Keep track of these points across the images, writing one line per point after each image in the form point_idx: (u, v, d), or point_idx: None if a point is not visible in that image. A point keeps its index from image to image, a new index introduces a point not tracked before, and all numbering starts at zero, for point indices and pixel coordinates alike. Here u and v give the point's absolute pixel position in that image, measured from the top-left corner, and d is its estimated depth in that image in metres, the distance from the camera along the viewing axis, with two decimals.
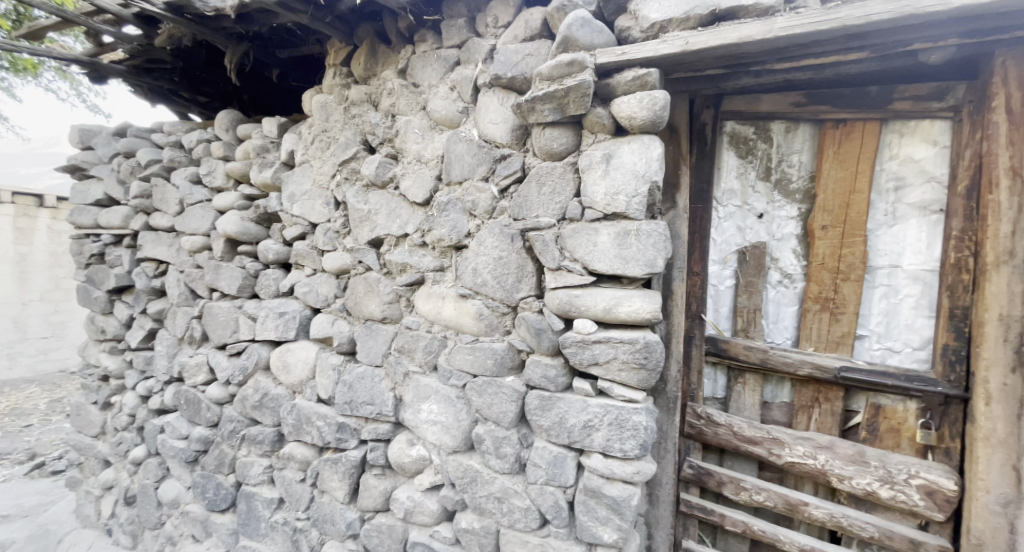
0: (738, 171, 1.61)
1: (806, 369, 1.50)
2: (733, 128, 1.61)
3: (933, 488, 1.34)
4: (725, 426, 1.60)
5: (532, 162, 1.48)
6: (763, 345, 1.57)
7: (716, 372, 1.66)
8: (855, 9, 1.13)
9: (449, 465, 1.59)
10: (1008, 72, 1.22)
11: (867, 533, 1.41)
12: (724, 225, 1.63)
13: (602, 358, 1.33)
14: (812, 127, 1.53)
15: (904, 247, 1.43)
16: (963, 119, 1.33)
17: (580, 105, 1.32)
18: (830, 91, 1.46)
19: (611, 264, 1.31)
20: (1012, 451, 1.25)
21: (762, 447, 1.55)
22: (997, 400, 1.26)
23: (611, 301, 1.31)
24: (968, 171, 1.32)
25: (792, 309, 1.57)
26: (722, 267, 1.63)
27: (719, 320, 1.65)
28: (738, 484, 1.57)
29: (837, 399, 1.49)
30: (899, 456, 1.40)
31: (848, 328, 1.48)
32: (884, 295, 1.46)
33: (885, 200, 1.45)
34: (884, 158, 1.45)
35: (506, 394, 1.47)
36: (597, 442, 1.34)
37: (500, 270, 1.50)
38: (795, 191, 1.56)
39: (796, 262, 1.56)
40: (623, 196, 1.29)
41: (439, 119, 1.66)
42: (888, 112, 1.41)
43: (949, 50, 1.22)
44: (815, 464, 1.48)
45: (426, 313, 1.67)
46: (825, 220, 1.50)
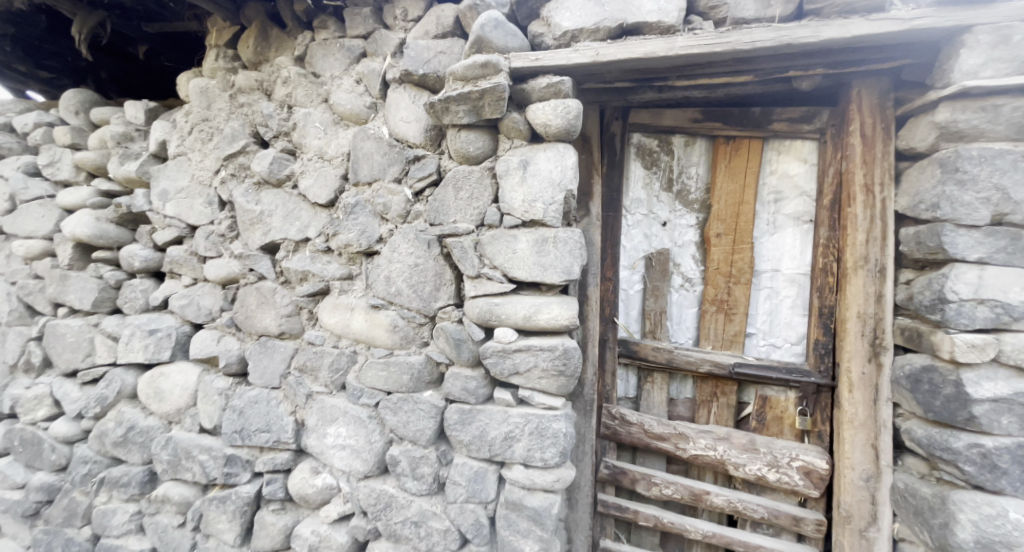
0: (644, 182, 1.69)
1: (705, 366, 1.61)
2: (639, 139, 1.69)
3: (811, 468, 1.50)
4: (636, 425, 1.66)
5: (448, 164, 1.41)
6: (668, 345, 1.66)
7: (628, 372, 1.72)
8: (744, 35, 1.23)
9: (360, 492, 1.47)
10: (861, 101, 1.41)
11: (759, 514, 1.55)
12: (632, 232, 1.70)
13: (523, 367, 1.30)
14: (707, 142, 1.65)
15: (783, 253, 1.60)
16: (827, 140, 1.51)
17: (496, 108, 1.28)
18: (721, 110, 1.59)
19: (530, 271, 1.29)
20: (870, 431, 1.41)
21: (669, 443, 1.63)
22: (858, 388, 1.42)
23: (531, 308, 1.29)
24: (832, 187, 1.50)
25: (692, 311, 1.68)
26: (632, 272, 1.71)
27: (630, 322, 1.72)
28: (650, 480, 1.65)
29: (732, 392, 1.62)
30: (783, 441, 1.56)
31: (740, 327, 1.62)
32: (767, 296, 1.61)
33: (767, 211, 1.61)
34: (765, 173, 1.61)
35: (423, 410, 1.39)
36: (518, 454, 1.31)
37: (415, 278, 1.41)
38: (694, 201, 1.67)
39: (695, 267, 1.67)
40: (541, 204, 1.28)
41: (344, 113, 1.53)
42: (770, 131, 1.56)
43: (817, 79, 1.38)
44: (715, 454, 1.59)
45: (332, 326, 1.52)
46: (719, 229, 1.63)
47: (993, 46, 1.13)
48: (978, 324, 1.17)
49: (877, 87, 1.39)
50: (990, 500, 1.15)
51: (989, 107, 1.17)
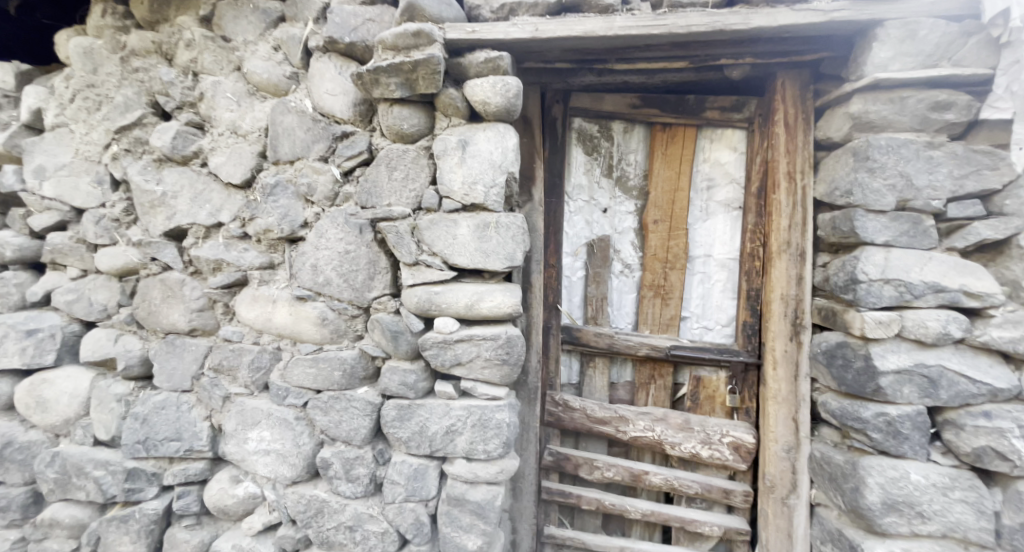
0: (585, 167, 1.68)
1: (643, 349, 1.65)
2: (580, 124, 1.67)
3: (739, 443, 1.58)
4: (579, 410, 1.67)
5: (380, 143, 1.31)
6: (609, 330, 1.68)
7: (571, 358, 1.72)
8: (680, 18, 1.24)
9: (287, 499, 1.35)
10: (785, 91, 1.47)
11: (693, 490, 1.61)
12: (574, 218, 1.69)
13: (465, 358, 1.25)
14: (644, 128, 1.66)
15: (715, 238, 1.65)
16: (755, 129, 1.57)
17: (431, 83, 1.19)
18: (658, 96, 1.61)
19: (471, 258, 1.23)
20: (791, 406, 1.50)
21: (610, 426, 1.65)
22: (781, 365, 1.51)
23: (473, 296, 1.24)
24: (759, 174, 1.56)
25: (632, 296, 1.70)
26: (574, 258, 1.70)
27: (572, 309, 1.71)
28: (592, 464, 1.66)
29: (668, 374, 1.67)
30: (715, 419, 1.63)
31: (675, 311, 1.66)
32: (701, 281, 1.67)
33: (701, 198, 1.66)
34: (699, 160, 1.65)
35: (358, 408, 1.30)
36: (461, 448, 1.27)
37: (346, 266, 1.31)
38: (633, 187, 1.68)
39: (634, 253, 1.69)
40: (481, 186, 1.22)
41: (260, 84, 1.38)
42: (703, 119, 1.60)
43: (746, 67, 1.43)
44: (653, 435, 1.63)
45: (252, 321, 1.38)
46: (656, 215, 1.66)
47: (901, 41, 1.20)
48: (884, 302, 1.24)
49: (798, 79, 1.46)
50: (894, 464, 1.24)
51: (897, 99, 1.25)
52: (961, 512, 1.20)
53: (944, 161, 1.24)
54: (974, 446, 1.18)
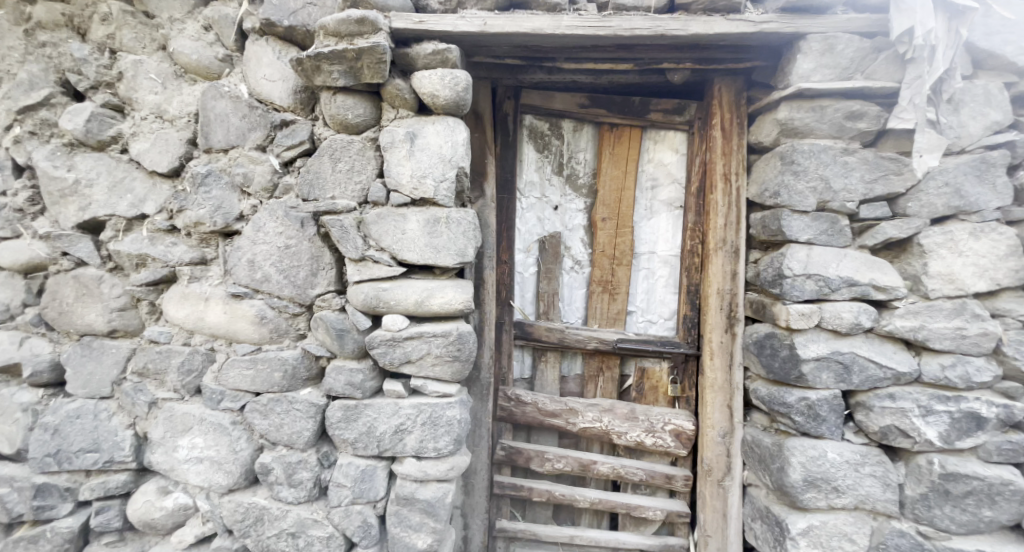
0: (536, 164, 1.70)
1: (592, 343, 1.69)
2: (531, 121, 1.69)
3: (680, 430, 1.66)
4: (530, 404, 1.69)
5: (323, 133, 1.26)
6: (560, 325, 1.71)
7: (523, 353, 1.74)
8: (624, 21, 1.27)
9: (223, 509, 1.28)
10: (721, 97, 1.55)
11: (637, 477, 1.68)
12: (526, 215, 1.71)
13: (415, 355, 1.22)
14: (593, 128, 1.70)
15: (659, 236, 1.72)
16: (695, 132, 1.64)
17: (376, 72, 1.16)
18: (605, 97, 1.65)
19: (421, 253, 1.21)
20: (726, 393, 1.59)
21: (561, 419, 1.69)
22: (718, 355, 1.59)
23: (423, 293, 1.21)
24: (698, 175, 1.64)
25: (581, 292, 1.74)
26: (526, 255, 1.72)
27: (525, 305, 1.73)
28: (543, 457, 1.69)
29: (615, 366, 1.72)
30: (658, 408, 1.70)
31: (622, 305, 1.72)
32: (645, 276, 1.73)
33: (646, 197, 1.72)
34: (644, 161, 1.71)
35: (301, 410, 1.24)
36: (410, 447, 1.24)
37: (287, 261, 1.25)
38: (582, 185, 1.72)
39: (584, 249, 1.73)
40: (431, 180, 1.20)
41: (188, 65, 1.28)
42: (647, 121, 1.66)
43: (686, 72, 1.50)
44: (600, 426, 1.68)
45: (182, 321, 1.29)
46: (604, 213, 1.70)
47: (821, 53, 1.30)
48: (806, 296, 1.35)
49: (733, 85, 1.54)
50: (814, 444, 1.35)
51: (817, 108, 1.36)
52: (870, 485, 1.33)
53: (857, 166, 1.35)
54: (880, 425, 1.30)
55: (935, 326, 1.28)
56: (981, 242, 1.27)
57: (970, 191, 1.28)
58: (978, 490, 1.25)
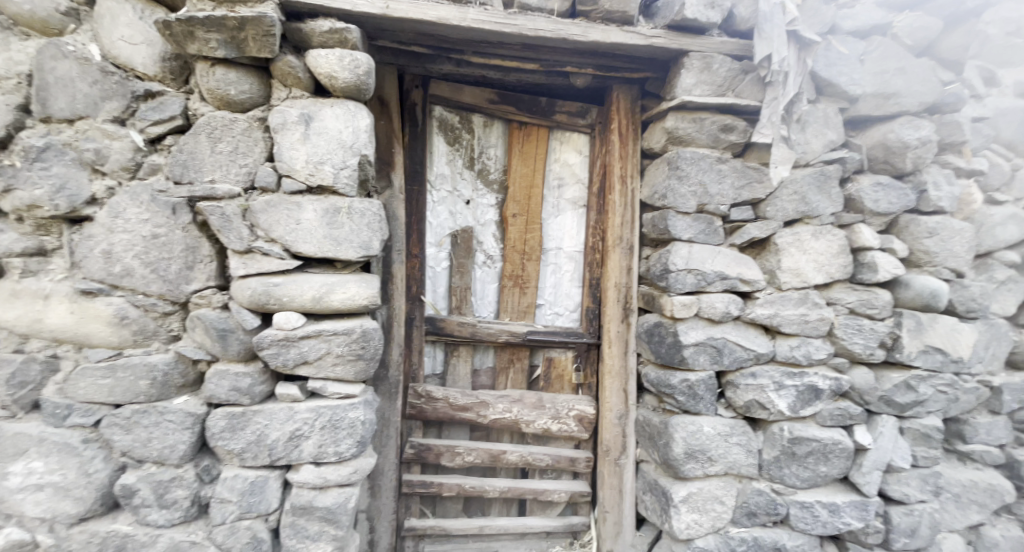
0: (447, 158, 1.68)
1: (503, 336, 1.72)
2: (441, 113, 1.66)
3: (583, 415, 1.75)
4: (441, 400, 1.67)
5: (199, 108, 1.12)
6: (472, 320, 1.71)
7: (435, 349, 1.72)
8: (528, 21, 1.31)
9: (71, 542, 1.09)
10: (619, 103, 1.66)
11: (544, 462, 1.75)
12: (437, 208, 1.68)
13: (312, 355, 1.14)
14: (503, 125, 1.72)
15: (565, 233, 1.79)
16: (596, 135, 1.74)
17: (263, 46, 1.06)
18: (514, 95, 1.68)
19: (319, 246, 1.12)
20: (623, 379, 1.71)
21: (471, 412, 1.69)
22: (615, 344, 1.70)
23: (322, 288, 1.13)
24: (599, 176, 1.73)
25: (493, 286, 1.75)
26: (438, 249, 1.69)
27: (437, 300, 1.71)
28: (453, 451, 1.69)
29: (525, 357, 1.77)
30: (564, 396, 1.78)
31: (532, 299, 1.77)
32: (553, 271, 1.79)
33: (553, 195, 1.78)
34: (551, 160, 1.77)
35: (174, 422, 1.10)
36: (307, 453, 1.15)
37: (155, 253, 1.09)
38: (493, 181, 1.73)
39: (495, 244, 1.75)
40: (329, 166, 1.12)
41: (17, 15, 1.06)
42: (553, 121, 1.72)
43: (588, 77, 1.58)
44: (510, 416, 1.71)
45: (12, 323, 1.08)
46: (515, 209, 1.73)
47: (701, 70, 1.45)
48: (688, 288, 1.50)
49: (629, 93, 1.66)
50: (694, 420, 1.52)
51: (698, 119, 1.51)
52: (737, 452, 1.52)
53: (729, 174, 1.53)
54: (745, 399, 1.50)
55: (786, 313, 1.50)
56: (820, 242, 1.51)
57: (813, 199, 1.51)
58: (816, 449, 1.49)
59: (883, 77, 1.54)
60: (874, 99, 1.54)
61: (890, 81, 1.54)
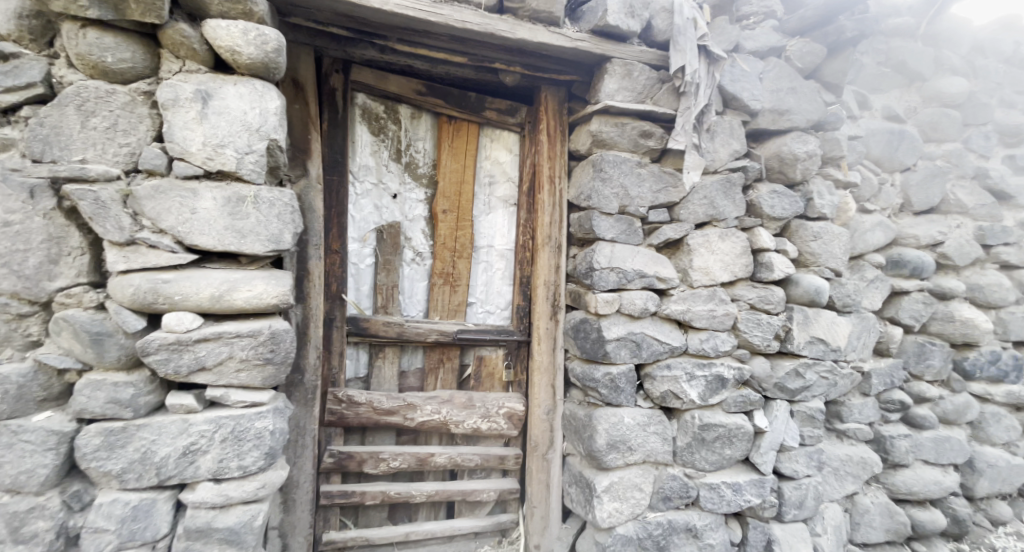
0: (371, 148, 1.60)
1: (432, 336, 1.67)
2: (364, 101, 1.58)
3: (513, 412, 1.75)
4: (364, 404, 1.59)
5: (65, 75, 0.96)
6: (399, 319, 1.64)
7: (358, 351, 1.63)
8: (455, 12, 1.29)
9: None
10: (548, 103, 1.68)
11: (473, 463, 1.72)
12: (360, 202, 1.59)
13: (211, 361, 1.03)
14: (431, 117, 1.67)
15: (497, 231, 1.78)
16: (526, 134, 1.75)
17: (147, 9, 0.93)
18: (442, 88, 1.64)
19: (219, 238, 1.01)
20: (551, 375, 1.73)
21: (398, 416, 1.62)
22: (544, 341, 1.72)
23: (222, 285, 1.02)
24: (529, 175, 1.74)
25: (422, 284, 1.70)
26: (362, 244, 1.60)
27: (360, 299, 1.62)
28: (377, 458, 1.61)
29: (455, 357, 1.73)
30: (494, 394, 1.77)
31: (462, 297, 1.73)
32: (485, 269, 1.77)
33: (484, 192, 1.76)
34: (482, 157, 1.75)
35: (33, 443, 0.94)
36: (205, 469, 1.03)
37: (7, 244, 0.93)
38: (422, 175, 1.68)
39: (424, 241, 1.69)
40: (231, 150, 1.01)
41: None
42: (483, 117, 1.70)
43: (516, 75, 1.58)
44: (438, 418, 1.67)
45: None
46: (444, 205, 1.69)
47: (623, 76, 1.51)
48: (610, 285, 1.55)
49: (557, 94, 1.69)
50: (616, 412, 1.57)
51: (620, 124, 1.57)
52: (654, 441, 1.60)
53: (647, 178, 1.60)
54: (661, 390, 1.58)
55: (697, 308, 1.61)
56: (726, 243, 1.63)
57: (720, 204, 1.64)
58: (722, 434, 1.61)
59: (778, 95, 1.70)
60: (771, 114, 1.70)
61: (784, 99, 1.70)
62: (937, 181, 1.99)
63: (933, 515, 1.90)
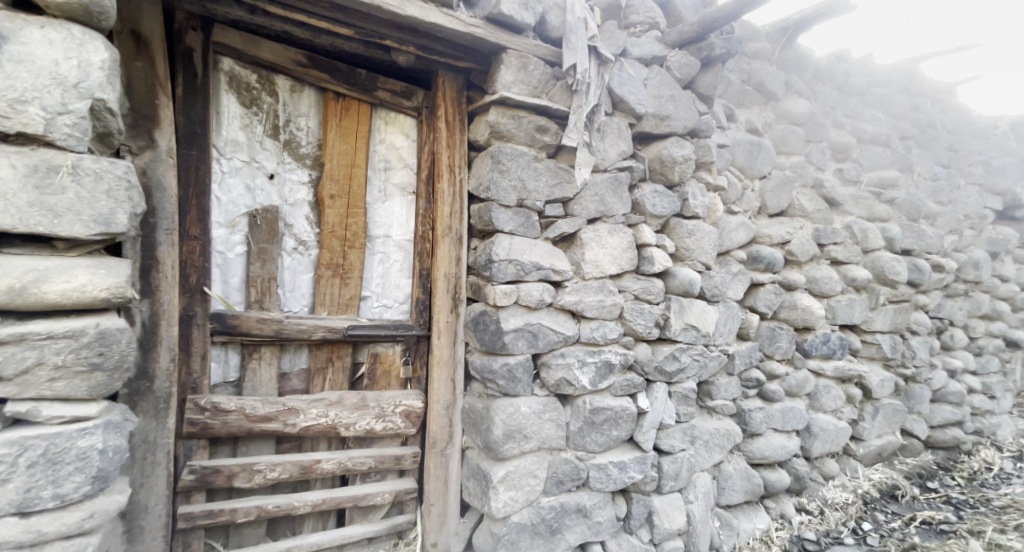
0: (241, 122, 1.43)
1: (319, 333, 1.52)
2: (231, 67, 1.41)
3: (411, 410, 1.67)
4: (234, 412, 1.41)
5: None
6: (277, 315, 1.48)
7: (227, 352, 1.45)
8: None
9: None
10: (445, 89, 1.63)
11: (366, 465, 1.62)
12: (228, 181, 1.41)
13: (10, 369, 0.85)
14: (316, 93, 1.54)
15: (393, 220, 1.68)
16: (423, 119, 1.68)
17: None
18: (327, 61, 1.52)
19: (22, 219, 0.84)
20: (451, 369, 1.69)
21: (277, 422, 1.46)
22: (444, 334, 1.67)
23: (28, 276, 0.86)
24: (427, 162, 1.67)
25: (307, 276, 1.55)
26: (230, 231, 1.42)
27: (229, 292, 1.43)
28: (251, 470, 1.44)
29: (347, 355, 1.61)
30: (390, 393, 1.67)
31: (354, 291, 1.61)
32: (380, 260, 1.66)
33: (379, 178, 1.65)
34: (375, 140, 1.65)
35: None
36: (6, 502, 0.84)
37: None
38: (305, 155, 1.53)
39: (309, 229, 1.55)
40: (36, 108, 0.83)
41: None
42: (375, 97, 1.60)
43: (410, 56, 1.52)
44: (326, 421, 1.53)
45: None
46: (333, 189, 1.55)
47: (518, 69, 1.52)
48: (507, 277, 1.55)
49: (455, 81, 1.65)
50: (512, 402, 1.58)
51: (516, 117, 1.57)
52: (548, 428, 1.64)
53: (543, 172, 1.62)
54: (555, 378, 1.63)
55: (588, 299, 1.68)
56: (614, 238, 1.73)
57: (609, 200, 1.72)
58: (610, 416, 1.70)
59: (659, 101, 1.83)
60: (654, 119, 1.82)
61: (664, 105, 1.83)
62: (786, 187, 2.29)
63: (781, 475, 2.20)
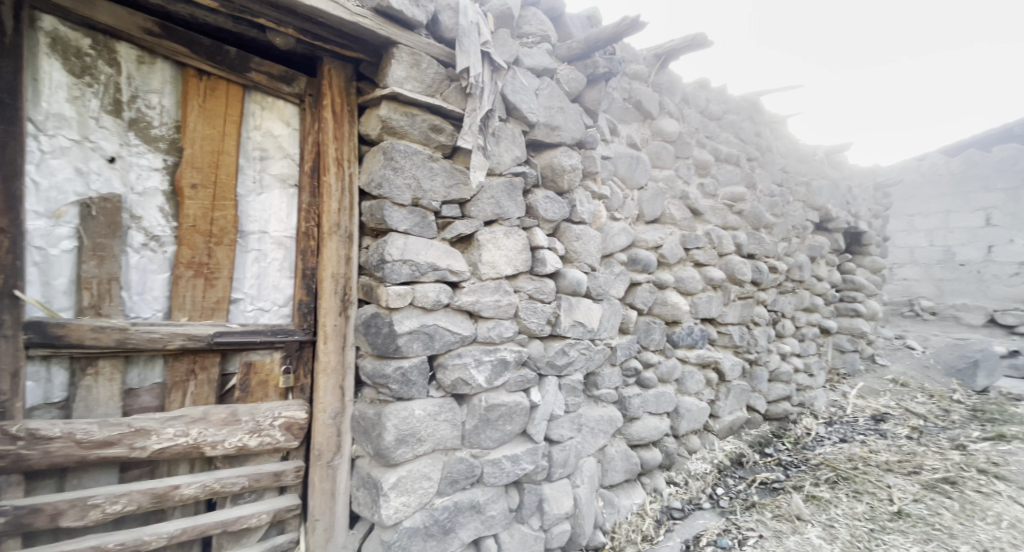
0: (69, 93, 1.19)
1: (177, 341, 1.33)
2: (54, 27, 1.17)
3: (292, 422, 1.53)
4: (61, 439, 1.17)
5: None
6: (121, 323, 1.26)
7: (49, 369, 1.20)
8: None
9: None
10: (331, 77, 1.53)
11: (238, 486, 1.45)
12: (50, 163, 1.17)
13: None
14: (172, 67, 1.34)
15: (270, 214, 1.52)
16: (306, 107, 1.55)
17: None
18: (186, 32, 1.33)
19: None
20: (338, 375, 1.59)
21: (120, 447, 1.25)
22: (332, 339, 1.57)
23: None
24: (312, 154, 1.55)
25: (162, 277, 1.34)
26: (53, 223, 1.18)
27: (53, 296, 1.19)
28: (84, 505, 1.21)
29: (213, 366, 1.43)
30: (267, 404, 1.52)
31: (222, 293, 1.43)
32: (255, 259, 1.50)
33: (252, 167, 1.49)
34: (249, 126, 1.48)
35: None
36: None
37: None
38: (158, 137, 1.32)
39: (164, 222, 1.34)
40: None
41: None
42: (248, 79, 1.44)
43: (289, 38, 1.40)
44: (186, 441, 1.35)
45: None
46: (195, 177, 1.36)
47: (410, 66, 1.49)
48: (402, 278, 1.51)
49: (342, 70, 1.55)
50: (406, 405, 1.54)
51: (409, 114, 1.53)
52: (444, 428, 1.63)
53: (439, 173, 1.60)
54: (451, 378, 1.63)
55: (484, 299, 1.70)
56: (509, 240, 1.76)
57: (505, 204, 1.75)
58: (504, 412, 1.75)
59: (551, 111, 1.91)
60: (544, 128, 1.90)
61: (554, 115, 1.92)
62: (660, 197, 2.55)
63: (654, 453, 2.45)
